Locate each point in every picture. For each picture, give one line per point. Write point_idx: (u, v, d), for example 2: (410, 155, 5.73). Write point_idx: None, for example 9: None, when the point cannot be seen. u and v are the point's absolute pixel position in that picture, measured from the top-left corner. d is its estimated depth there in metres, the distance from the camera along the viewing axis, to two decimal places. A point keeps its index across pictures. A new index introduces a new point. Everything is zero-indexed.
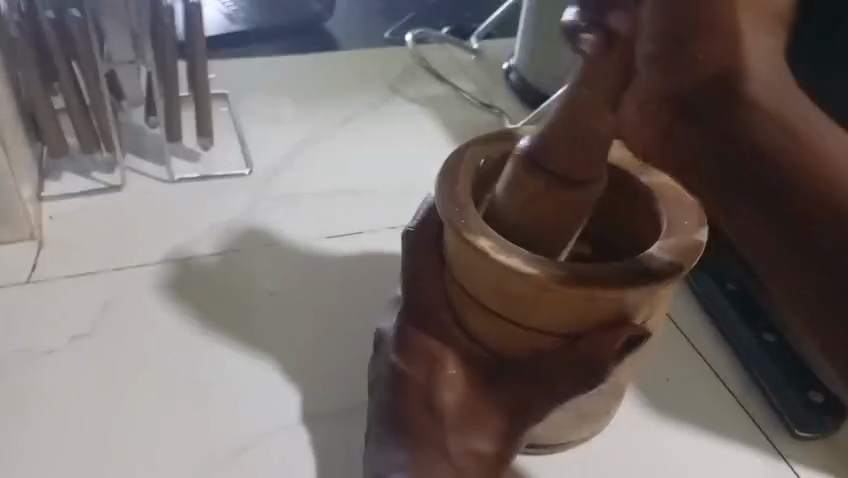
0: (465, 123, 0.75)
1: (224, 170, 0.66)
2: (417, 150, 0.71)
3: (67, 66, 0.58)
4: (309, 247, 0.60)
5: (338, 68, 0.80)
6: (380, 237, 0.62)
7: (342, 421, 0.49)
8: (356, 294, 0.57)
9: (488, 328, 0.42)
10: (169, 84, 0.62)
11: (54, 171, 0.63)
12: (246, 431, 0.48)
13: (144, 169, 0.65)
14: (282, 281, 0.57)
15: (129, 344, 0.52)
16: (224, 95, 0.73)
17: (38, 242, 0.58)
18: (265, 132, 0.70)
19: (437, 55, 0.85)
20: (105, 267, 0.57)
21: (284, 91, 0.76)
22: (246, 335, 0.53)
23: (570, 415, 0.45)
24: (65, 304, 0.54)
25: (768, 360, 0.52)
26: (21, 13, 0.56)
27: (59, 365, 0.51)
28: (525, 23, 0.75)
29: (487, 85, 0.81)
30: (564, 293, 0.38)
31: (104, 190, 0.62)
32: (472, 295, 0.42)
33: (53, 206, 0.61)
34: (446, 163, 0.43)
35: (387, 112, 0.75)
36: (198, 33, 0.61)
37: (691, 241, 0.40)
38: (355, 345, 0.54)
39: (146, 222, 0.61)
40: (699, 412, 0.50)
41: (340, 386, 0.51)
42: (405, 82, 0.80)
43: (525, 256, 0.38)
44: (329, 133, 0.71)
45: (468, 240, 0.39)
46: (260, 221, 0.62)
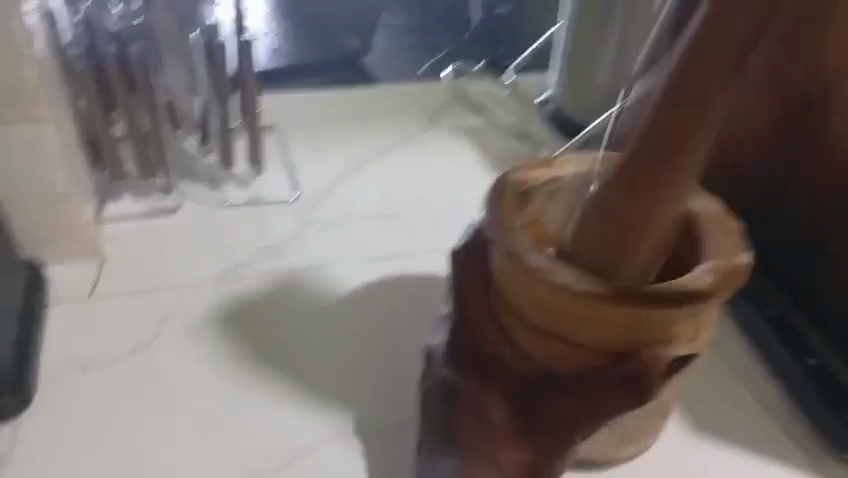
0: (502, 154, 0.77)
1: (272, 196, 0.68)
2: (457, 179, 0.73)
3: (129, 95, 0.61)
4: (354, 270, 0.62)
5: (379, 100, 0.82)
6: (423, 259, 0.64)
7: (389, 437, 0.51)
8: (401, 316, 0.59)
9: (534, 345, 0.43)
10: (222, 113, 0.65)
11: (112, 195, 0.66)
12: (294, 446, 0.49)
13: (196, 194, 0.67)
14: (329, 303, 0.59)
15: (184, 360, 0.54)
16: (271, 126, 0.76)
17: (97, 262, 0.61)
18: (311, 160, 0.73)
19: (474, 88, 0.87)
20: (160, 286, 0.59)
21: (329, 121, 0.78)
22: (297, 353, 0.55)
23: (616, 434, 0.46)
24: (123, 321, 0.56)
25: (809, 387, 0.52)
26: (88, 46, 0.60)
27: (118, 378, 0.53)
28: (562, 58, 0.77)
29: (523, 117, 0.83)
30: (610, 310, 0.40)
31: (160, 214, 0.65)
32: (520, 313, 0.43)
33: (111, 228, 0.64)
34: (495, 189, 0.46)
35: (427, 142, 0.78)
36: (250, 65, 0.64)
37: (732, 264, 0.41)
38: (399, 365, 0.55)
39: (199, 244, 0.63)
40: (738, 434, 0.51)
41: (386, 404, 0.53)
42: (443, 114, 0.82)
43: (572, 275, 0.40)
44: (371, 161, 0.74)
45: (517, 259, 0.41)
46: (307, 245, 0.64)
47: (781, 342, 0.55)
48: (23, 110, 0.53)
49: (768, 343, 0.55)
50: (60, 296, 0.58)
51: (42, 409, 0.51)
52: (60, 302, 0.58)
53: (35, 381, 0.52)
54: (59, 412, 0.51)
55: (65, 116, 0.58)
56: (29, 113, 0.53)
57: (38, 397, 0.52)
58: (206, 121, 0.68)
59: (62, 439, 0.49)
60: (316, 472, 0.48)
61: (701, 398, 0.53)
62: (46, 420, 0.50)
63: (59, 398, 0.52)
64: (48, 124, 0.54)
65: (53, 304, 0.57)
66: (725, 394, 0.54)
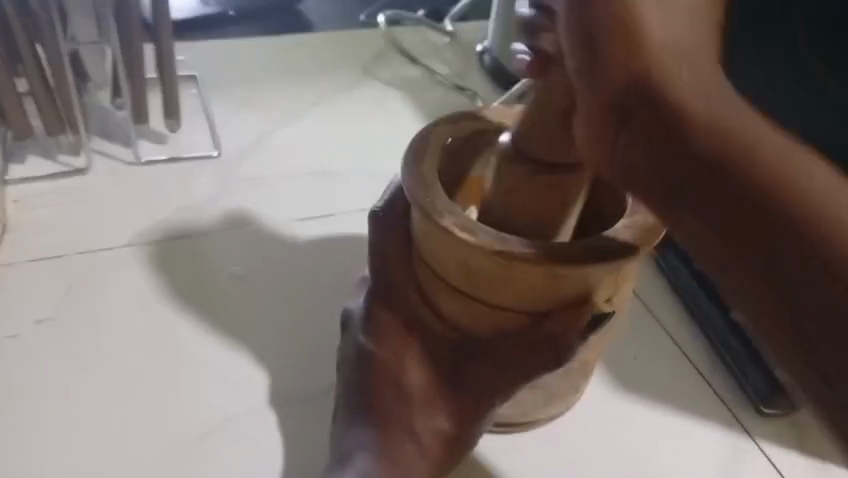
0: (437, 105, 0.75)
1: (193, 153, 0.65)
2: (388, 132, 0.71)
3: (30, 46, 0.57)
4: (276, 230, 0.60)
5: (309, 50, 0.79)
6: (352, 217, 0.62)
7: (308, 403, 0.49)
8: (326, 277, 0.57)
9: (453, 307, 0.42)
10: (134, 65, 0.61)
11: (18, 154, 0.62)
12: (210, 416, 0.48)
13: (110, 152, 0.64)
14: (249, 264, 0.57)
15: (94, 329, 0.52)
16: (194, 78, 0.72)
17: (1, 226, 0.57)
18: (236, 114, 0.70)
19: (411, 37, 0.84)
20: (69, 251, 0.56)
21: (255, 72, 0.75)
22: (214, 319, 0.53)
23: (539, 393, 0.45)
24: (29, 288, 0.53)
25: (736, 342, 0.51)
26: None
27: (23, 349, 0.50)
28: (498, 4, 0.74)
29: (460, 67, 0.81)
30: (530, 270, 0.38)
31: (70, 173, 0.62)
32: (438, 274, 0.41)
33: (17, 189, 0.60)
34: (412, 144, 0.43)
35: (360, 94, 0.75)
36: (165, 14, 0.60)
37: (654, 217, 0.40)
38: (323, 328, 0.54)
39: (113, 205, 0.60)
40: (665, 391, 0.51)
41: (309, 369, 0.51)
42: (377, 64, 0.79)
43: (493, 234, 0.38)
44: (300, 115, 0.71)
45: (434, 219, 0.38)
46: (229, 203, 0.61)
47: (710, 296, 0.54)
48: None
49: (697, 297, 0.54)
50: None
51: None
52: None
53: None
54: None
55: None
56: None
57: None
58: (118, 73, 0.63)
59: None
60: (234, 441, 0.47)
61: (627, 354, 0.52)
62: None
63: None
64: None
65: None
66: (652, 349, 0.53)
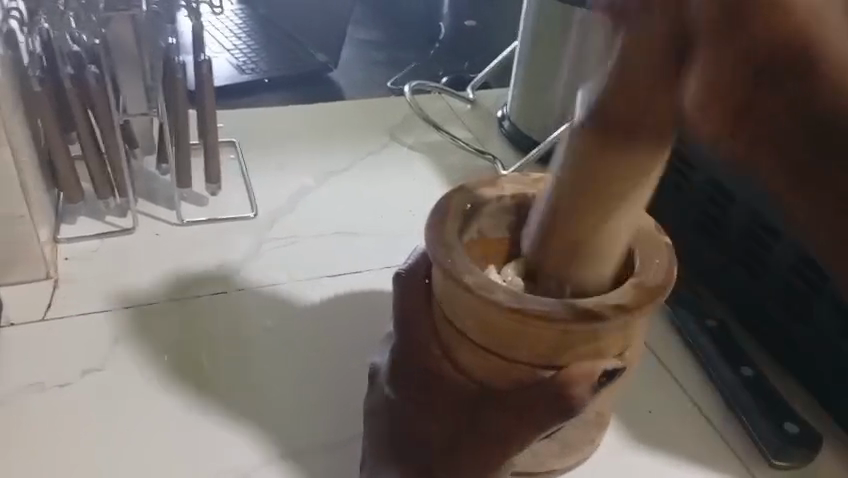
0: (459, 168, 0.79)
1: (230, 214, 0.69)
2: (413, 192, 0.75)
3: (84, 115, 0.62)
4: (305, 289, 0.63)
5: (341, 116, 0.84)
6: (376, 273, 0.65)
7: (337, 451, 0.52)
8: (353, 332, 0.60)
9: (475, 363, 0.44)
10: (179, 134, 0.66)
11: (70, 215, 0.67)
12: (240, 463, 0.50)
13: (154, 213, 0.69)
14: (283, 320, 0.60)
15: (136, 379, 0.55)
16: (232, 143, 0.77)
17: (53, 281, 0.62)
18: (271, 177, 0.74)
19: (434, 105, 0.89)
20: (116, 305, 0.60)
21: (289, 137, 0.80)
22: (249, 371, 0.56)
23: (556, 445, 0.48)
24: (78, 340, 0.57)
25: (747, 396, 0.54)
26: (45, 67, 0.61)
27: (71, 397, 0.54)
28: (517, 74, 0.79)
29: (482, 133, 0.85)
30: (541, 328, 0.40)
31: (117, 232, 0.66)
32: (458, 329, 0.44)
33: (68, 247, 0.65)
34: (434, 210, 0.46)
35: (386, 158, 0.79)
36: (207, 85, 0.65)
37: (661, 278, 0.42)
38: (350, 380, 0.56)
39: (155, 263, 0.64)
40: (675, 445, 0.53)
41: (339, 418, 0.54)
42: (404, 129, 0.84)
43: (508, 293, 0.41)
44: (330, 177, 0.75)
45: (455, 278, 0.42)
46: (264, 261, 0.65)
47: (720, 351, 0.57)
48: None
49: (710, 355, 0.57)
50: (16, 317, 0.59)
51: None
52: (16, 322, 0.58)
53: None
54: (13, 432, 0.51)
55: (22, 137, 0.58)
56: None
57: None
58: (163, 140, 0.68)
59: (14, 458, 0.50)
60: None
61: (641, 407, 0.55)
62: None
63: (13, 418, 0.52)
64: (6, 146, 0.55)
65: (9, 325, 0.58)
66: (664, 403, 0.56)
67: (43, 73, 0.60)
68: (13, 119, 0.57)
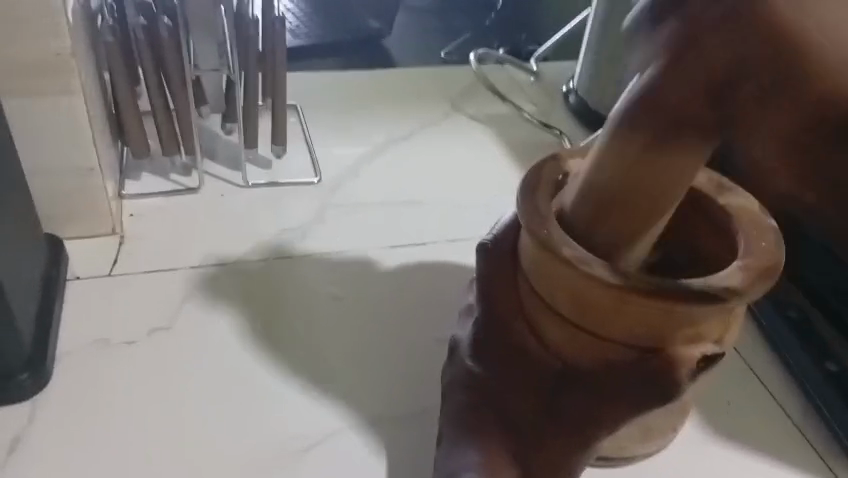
0: (525, 142, 0.77)
1: (294, 178, 0.68)
2: (478, 164, 0.73)
3: (155, 72, 0.60)
4: (368, 259, 0.62)
5: (404, 82, 0.82)
6: (441, 246, 0.64)
7: (410, 425, 0.51)
8: (422, 301, 0.59)
9: (564, 339, 0.43)
10: (248, 92, 0.64)
11: (134, 171, 0.67)
12: (307, 433, 0.50)
13: (218, 172, 0.68)
14: (349, 287, 0.59)
15: (202, 339, 0.54)
16: (295, 107, 0.76)
17: (118, 238, 0.61)
18: (335, 142, 0.73)
19: (498, 75, 0.86)
20: (182, 265, 0.59)
21: (351, 104, 0.78)
22: (317, 341, 0.55)
23: (637, 429, 0.46)
24: (144, 297, 0.57)
25: (830, 392, 0.52)
26: (116, 19, 0.59)
27: (138, 355, 0.53)
28: (587, 48, 0.77)
29: (546, 106, 0.83)
30: (642, 306, 0.39)
31: (181, 191, 0.65)
32: (549, 304, 0.42)
33: (133, 204, 0.64)
34: (526, 178, 0.44)
35: (450, 127, 0.77)
36: (279, 44, 0.63)
37: (768, 259, 0.40)
38: (418, 350, 0.55)
39: (221, 225, 0.63)
40: (755, 436, 0.51)
41: (408, 389, 0.53)
42: (467, 99, 0.81)
43: (609, 267, 0.39)
44: (394, 145, 0.74)
45: (551, 249, 0.40)
46: (328, 228, 0.64)
47: (803, 346, 0.55)
48: (54, 81, 0.53)
49: (791, 347, 0.55)
50: (82, 271, 0.58)
51: (64, 380, 0.51)
52: (82, 277, 0.58)
53: (55, 354, 0.53)
54: (80, 386, 0.51)
55: (92, 89, 0.57)
56: (59, 83, 0.53)
57: (60, 370, 0.52)
58: (232, 98, 0.67)
59: (83, 412, 0.50)
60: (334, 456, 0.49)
61: (716, 394, 0.54)
62: (67, 393, 0.51)
63: (81, 371, 0.52)
64: (78, 95, 0.54)
65: (74, 279, 0.58)
66: (741, 391, 0.54)
67: (114, 25, 0.59)
68: (85, 70, 0.56)
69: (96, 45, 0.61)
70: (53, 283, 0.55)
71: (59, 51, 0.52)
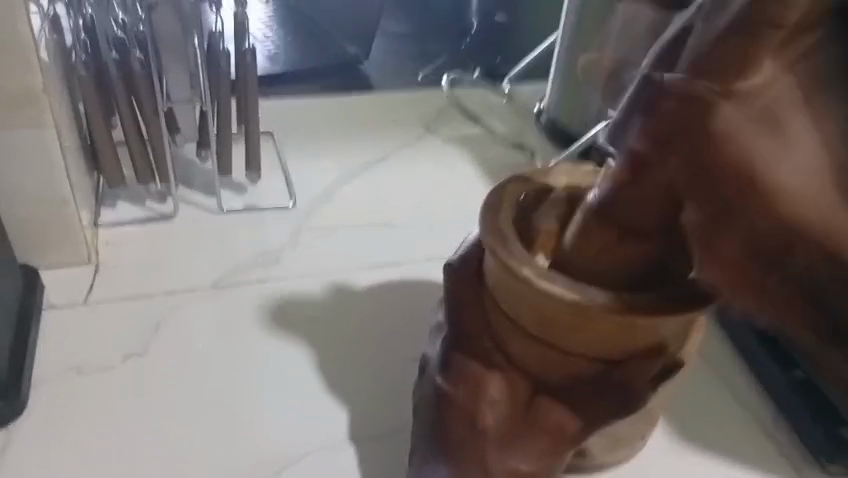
0: (498, 162, 0.78)
1: (268, 203, 0.69)
2: (450, 185, 0.74)
3: (128, 102, 0.61)
4: (342, 280, 0.63)
5: (377, 106, 0.83)
6: (414, 266, 0.65)
7: (384, 443, 0.51)
8: (397, 321, 0.60)
9: (531, 353, 0.43)
10: (221, 119, 0.65)
11: (110, 199, 0.67)
12: (282, 456, 0.50)
13: (193, 199, 0.69)
14: (325, 309, 0.60)
15: (177, 364, 0.55)
16: (269, 132, 0.77)
17: (94, 267, 0.62)
18: (309, 167, 0.74)
19: (471, 97, 0.88)
20: (157, 291, 0.60)
21: (326, 128, 0.79)
22: (290, 363, 0.56)
23: (607, 439, 0.47)
24: (120, 324, 0.57)
25: (797, 399, 0.53)
26: (89, 52, 0.60)
27: (113, 381, 0.54)
28: (557, 69, 0.78)
29: (518, 126, 0.84)
30: (604, 320, 0.40)
31: (157, 218, 0.66)
32: (514, 320, 0.43)
33: (108, 232, 0.65)
34: (486, 202, 0.45)
35: (424, 150, 0.78)
36: (251, 73, 0.64)
37: None
38: (393, 370, 0.56)
39: (196, 251, 0.64)
40: (725, 444, 0.52)
41: (383, 408, 0.53)
42: (440, 121, 0.83)
43: (569, 283, 0.40)
44: (368, 168, 0.75)
45: (512, 269, 0.40)
46: (303, 251, 0.65)
47: (770, 355, 0.56)
48: (27, 115, 0.54)
49: (758, 357, 0.56)
50: (57, 300, 0.59)
51: (39, 408, 0.52)
52: (57, 305, 0.58)
53: (30, 382, 0.53)
54: (56, 414, 0.51)
55: (65, 120, 0.58)
56: (32, 117, 0.54)
57: (35, 399, 0.52)
58: (206, 127, 0.68)
59: (58, 439, 0.50)
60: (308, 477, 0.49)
61: (686, 403, 0.55)
62: (42, 421, 0.51)
63: (56, 398, 0.52)
64: (50, 127, 0.55)
65: (50, 307, 0.58)
66: (712, 399, 0.55)
67: (87, 58, 0.60)
68: (58, 103, 0.57)
69: (70, 79, 0.62)
70: (27, 313, 0.56)
71: (30, 85, 0.53)
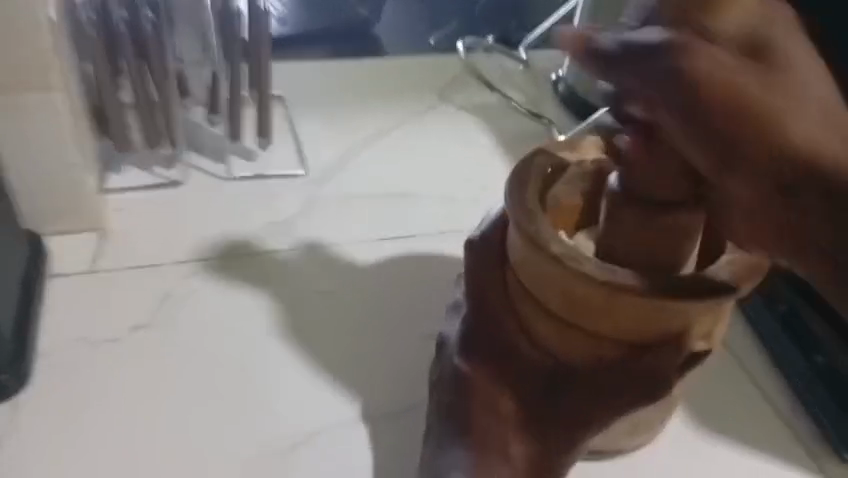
0: (514, 132, 0.76)
1: (278, 171, 0.67)
2: (465, 156, 0.72)
3: (137, 65, 0.59)
4: (355, 252, 0.61)
5: (391, 71, 0.81)
6: (429, 239, 0.63)
7: (399, 421, 0.50)
8: (412, 296, 0.58)
9: (554, 335, 0.42)
10: (233, 82, 0.63)
11: (117, 164, 0.65)
12: (295, 434, 0.49)
13: (202, 165, 0.67)
14: (338, 282, 0.59)
15: (187, 337, 0.54)
16: (280, 97, 0.75)
17: (101, 234, 0.60)
18: (321, 134, 0.72)
19: (487, 64, 0.85)
20: (166, 260, 0.58)
21: (338, 94, 0.77)
22: (303, 337, 0.54)
23: (628, 423, 0.46)
24: (128, 294, 0.56)
25: (820, 387, 0.52)
26: (97, 11, 0.58)
27: (122, 353, 0.52)
28: (576, 36, 0.75)
29: (535, 95, 0.82)
30: (633, 303, 0.38)
31: (165, 185, 0.64)
32: (538, 299, 0.42)
33: (116, 198, 0.63)
34: (513, 174, 0.43)
35: (439, 118, 0.76)
36: (265, 36, 0.62)
37: None
38: (407, 346, 0.55)
39: (206, 219, 0.62)
40: (745, 429, 0.51)
41: (397, 385, 0.52)
42: (455, 88, 0.80)
43: (598, 263, 0.39)
44: (382, 136, 0.73)
45: (541, 246, 0.39)
46: (315, 221, 0.63)
47: (792, 341, 0.55)
48: (34, 77, 0.52)
49: (780, 342, 0.55)
50: (64, 268, 0.57)
51: (47, 379, 0.51)
52: (64, 273, 0.57)
53: (37, 353, 0.52)
54: (64, 386, 0.50)
55: (72, 83, 0.56)
56: (38, 79, 0.52)
57: (43, 370, 0.51)
58: (217, 91, 0.66)
59: (66, 411, 0.49)
60: (321, 455, 0.48)
61: (705, 387, 0.54)
62: (50, 392, 0.50)
63: (63, 369, 0.51)
64: (56, 90, 0.52)
65: (57, 275, 0.57)
66: (732, 383, 0.54)
67: (95, 17, 0.58)
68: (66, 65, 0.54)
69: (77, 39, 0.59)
70: (34, 281, 0.54)
71: (38, 46, 0.50)
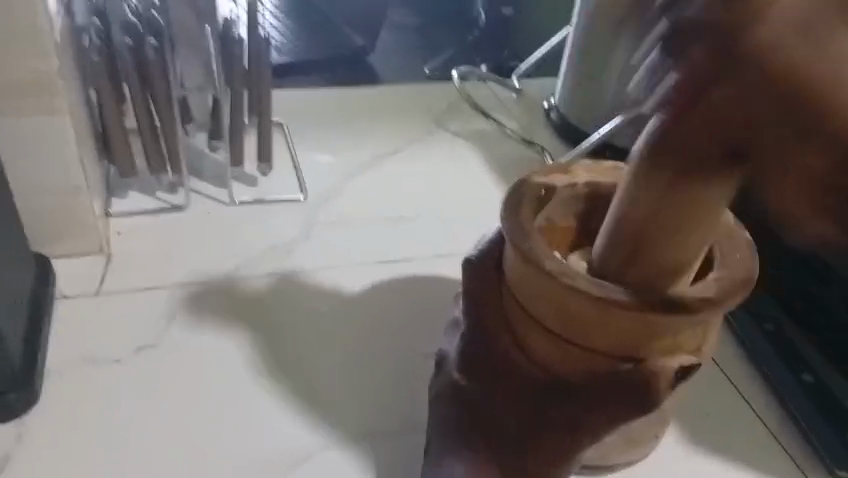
0: (508, 158, 0.78)
1: (278, 195, 0.69)
2: (460, 181, 0.74)
3: (141, 92, 0.61)
4: (353, 274, 0.63)
5: (388, 99, 0.83)
6: (425, 262, 0.65)
7: (398, 438, 0.51)
8: (409, 316, 0.60)
9: (549, 351, 0.44)
10: (234, 109, 0.65)
11: (121, 189, 0.67)
12: (295, 451, 0.50)
13: (203, 190, 0.68)
14: (338, 304, 0.60)
15: (190, 356, 0.55)
16: (280, 124, 0.77)
17: (105, 257, 0.61)
18: (320, 160, 0.74)
19: (481, 92, 0.87)
20: (169, 282, 0.60)
21: (336, 121, 0.79)
22: (303, 356, 0.56)
23: (621, 438, 0.47)
24: (131, 315, 0.57)
25: (807, 402, 0.54)
26: (103, 40, 0.60)
27: (126, 372, 0.54)
28: (568, 65, 0.78)
29: (528, 122, 0.84)
30: (625, 316, 0.40)
31: (168, 209, 0.66)
32: (534, 315, 0.43)
33: (119, 222, 0.64)
34: (509, 195, 0.45)
35: (434, 144, 0.78)
36: (265, 64, 0.64)
37: (744, 270, 0.42)
38: (405, 365, 0.56)
39: (208, 242, 0.64)
40: (733, 446, 0.53)
41: (395, 403, 0.54)
42: (449, 116, 0.83)
43: (591, 279, 0.40)
44: (379, 162, 0.75)
45: (535, 263, 0.41)
46: (315, 244, 0.65)
47: (780, 358, 0.57)
48: (41, 104, 0.53)
49: (769, 359, 0.57)
50: (69, 289, 0.59)
51: (52, 398, 0.52)
52: (69, 295, 0.58)
53: (43, 372, 0.53)
54: (69, 405, 0.52)
55: (78, 109, 0.58)
56: (46, 106, 0.54)
57: (48, 389, 0.52)
58: (219, 117, 0.68)
59: (70, 429, 0.50)
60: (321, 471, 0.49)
61: (695, 405, 0.55)
62: (55, 411, 0.51)
63: (68, 389, 0.52)
64: (63, 116, 0.54)
65: (62, 297, 0.58)
66: (721, 402, 0.56)
67: (101, 46, 0.60)
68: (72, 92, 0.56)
69: (83, 67, 0.61)
70: (40, 302, 0.56)
71: (45, 73, 0.52)
